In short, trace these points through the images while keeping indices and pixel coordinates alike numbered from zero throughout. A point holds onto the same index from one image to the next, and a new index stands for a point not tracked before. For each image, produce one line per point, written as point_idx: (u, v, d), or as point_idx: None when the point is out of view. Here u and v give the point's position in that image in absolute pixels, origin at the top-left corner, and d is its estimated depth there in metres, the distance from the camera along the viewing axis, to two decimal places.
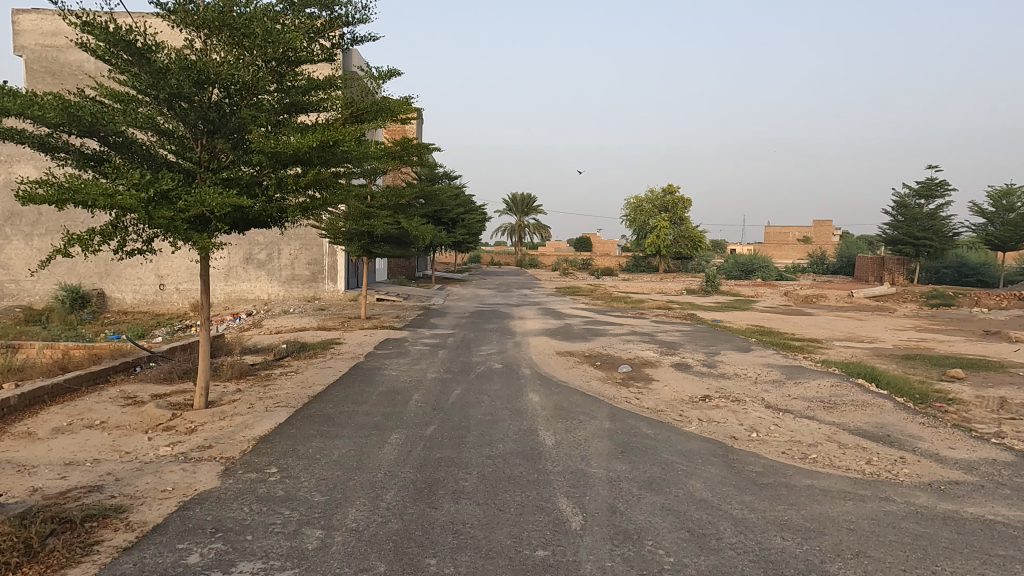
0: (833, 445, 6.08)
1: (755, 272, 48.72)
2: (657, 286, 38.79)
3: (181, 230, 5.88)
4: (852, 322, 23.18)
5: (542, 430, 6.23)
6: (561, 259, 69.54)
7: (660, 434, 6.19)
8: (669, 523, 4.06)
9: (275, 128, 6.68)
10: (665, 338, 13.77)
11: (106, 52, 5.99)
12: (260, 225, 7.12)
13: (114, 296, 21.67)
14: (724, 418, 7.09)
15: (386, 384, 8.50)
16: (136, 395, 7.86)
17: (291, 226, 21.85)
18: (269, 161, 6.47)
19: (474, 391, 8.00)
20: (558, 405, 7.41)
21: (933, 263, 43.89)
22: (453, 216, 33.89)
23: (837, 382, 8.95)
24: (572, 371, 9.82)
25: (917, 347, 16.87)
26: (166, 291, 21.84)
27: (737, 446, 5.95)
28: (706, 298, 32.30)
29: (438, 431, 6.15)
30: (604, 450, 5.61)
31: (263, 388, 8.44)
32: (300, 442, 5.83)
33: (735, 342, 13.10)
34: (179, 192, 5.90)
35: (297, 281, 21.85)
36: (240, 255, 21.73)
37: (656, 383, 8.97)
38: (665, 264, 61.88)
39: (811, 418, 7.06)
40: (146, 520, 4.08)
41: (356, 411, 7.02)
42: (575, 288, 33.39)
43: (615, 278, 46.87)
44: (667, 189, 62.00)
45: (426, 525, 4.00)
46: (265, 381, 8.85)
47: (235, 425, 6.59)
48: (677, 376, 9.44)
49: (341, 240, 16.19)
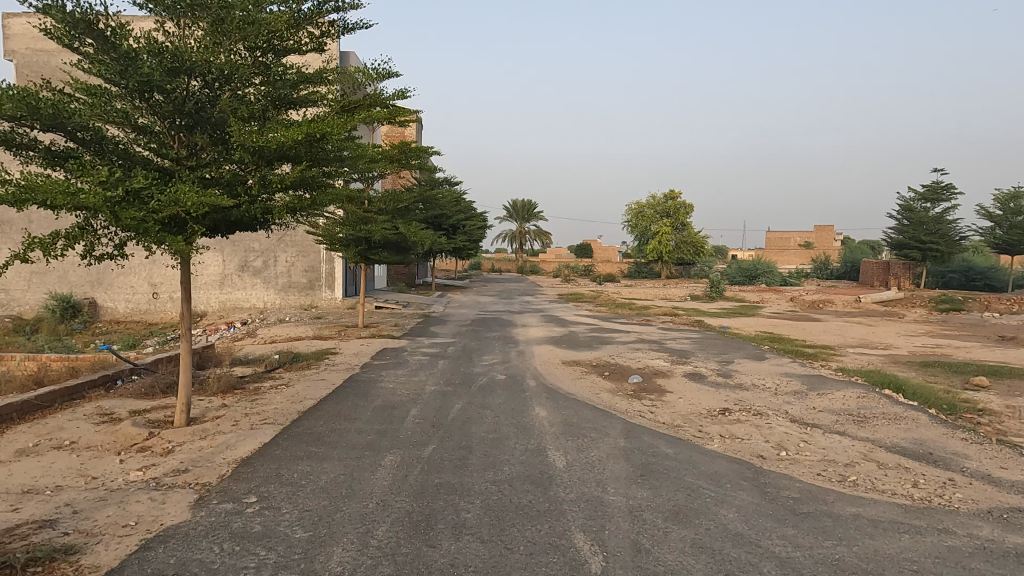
0: (872, 465, 5.53)
1: (758, 277, 48.20)
2: (660, 293, 38.21)
3: (153, 233, 5.33)
4: (863, 328, 22.63)
5: (552, 450, 5.68)
6: (563, 265, 69.19)
7: (681, 454, 5.63)
8: (703, 565, 3.51)
9: (259, 122, 6.15)
10: (674, 345, 13.22)
11: (73, 39, 5.47)
12: (245, 229, 6.57)
13: (106, 305, 21.14)
14: (747, 434, 6.53)
15: (382, 397, 7.94)
16: (113, 412, 7.32)
17: (288, 232, 21.32)
18: (252, 158, 5.94)
19: (476, 406, 7.44)
20: (566, 420, 6.85)
21: (940, 268, 43.25)
22: (453, 222, 33.50)
23: (863, 393, 8.39)
24: (580, 382, 9.28)
25: (934, 354, 16.30)
26: (160, 299, 21.23)
27: (766, 468, 5.39)
28: (711, 303, 31.81)
29: (437, 452, 5.60)
30: (622, 473, 5.05)
31: (251, 402, 7.90)
32: (285, 466, 5.28)
33: (748, 350, 12.55)
34: (152, 191, 5.37)
35: (294, 289, 21.32)
36: (236, 262, 21.23)
37: (670, 395, 8.42)
38: (667, 270, 61.49)
39: (842, 434, 6.50)
40: (99, 565, 3.52)
41: (349, 428, 6.46)
42: (577, 294, 32.99)
43: (617, 285, 46.36)
44: (669, 195, 61.77)
45: (422, 568, 3.45)
46: (254, 395, 8.31)
47: (216, 445, 6.03)
48: (691, 388, 8.89)
49: (337, 246, 15.65)
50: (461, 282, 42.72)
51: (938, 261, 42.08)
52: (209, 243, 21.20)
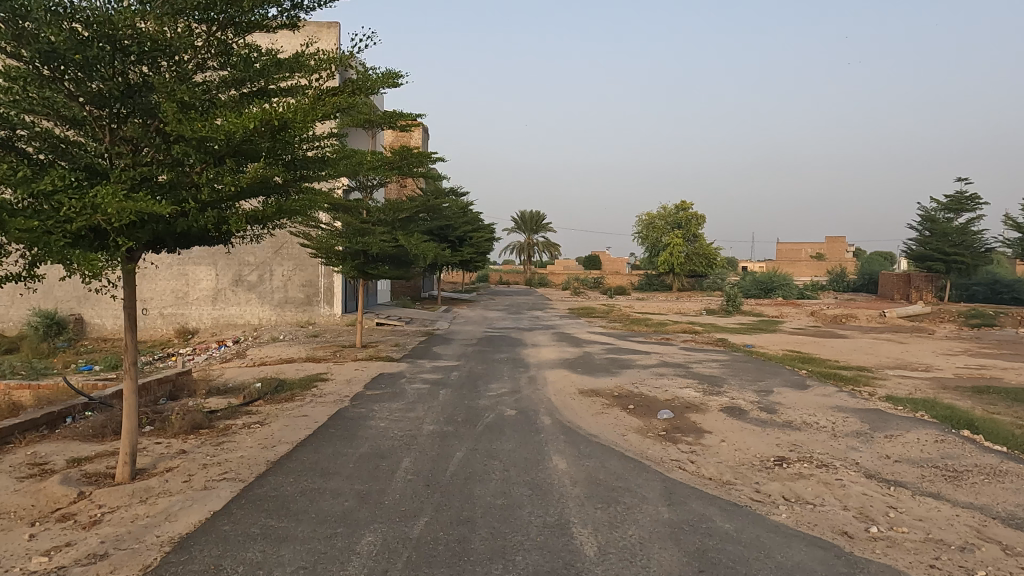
0: (996, 550, 4.23)
1: (774, 290, 46.77)
2: (674, 307, 36.88)
3: (58, 248, 4.11)
4: (895, 346, 21.24)
5: (578, 527, 4.41)
6: (572, 278, 67.96)
7: (745, 533, 4.36)
8: None
9: (212, 109, 4.93)
10: (701, 370, 11.93)
11: None
12: (202, 243, 5.36)
13: (93, 322, 20.05)
14: (818, 497, 5.24)
15: (370, 442, 6.70)
16: (47, 461, 6.10)
17: (285, 245, 20.21)
18: (198, 152, 4.70)
19: (482, 455, 6.18)
20: (592, 477, 5.58)
21: (964, 281, 41.74)
22: (459, 234, 32.39)
23: (939, 436, 7.09)
24: (602, 420, 8.00)
25: (982, 377, 14.92)
26: (149, 316, 20.12)
27: (860, 555, 4.11)
28: (729, 318, 30.47)
29: (430, 530, 4.35)
30: (674, 568, 3.78)
31: (215, 447, 6.67)
32: (231, 552, 4.03)
33: (785, 376, 11.25)
34: (60, 195, 4.17)
35: (290, 304, 20.17)
36: (229, 276, 20.12)
37: (711, 438, 7.13)
38: (679, 283, 60.19)
39: (937, 498, 5.20)
40: None
41: (323, 489, 5.22)
42: (589, 308, 31.75)
43: (628, 298, 45.09)
44: (680, 206, 60.57)
45: None
46: (222, 436, 7.08)
47: (154, 514, 4.80)
48: (733, 428, 7.59)
49: (333, 259, 14.52)
50: (468, 296, 41.59)
51: (962, 274, 40.60)
52: (202, 256, 20.11)
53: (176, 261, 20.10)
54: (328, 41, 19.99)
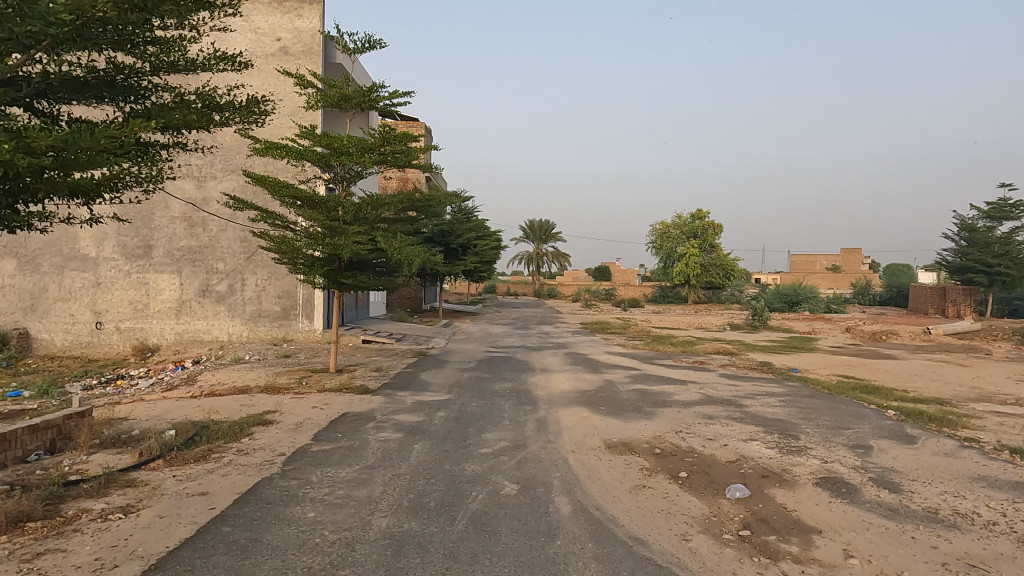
0: None
1: (800, 304, 43.85)
2: (694, 322, 34.12)
3: None
4: (961, 370, 18.43)
5: None
6: (582, 289, 65.26)
7: None
8: None
9: None
10: (759, 410, 9.23)
11: None
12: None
13: (40, 337, 17.53)
14: None
15: (276, 560, 4.07)
16: None
17: (259, 250, 17.69)
18: None
19: None
20: None
21: (1006, 294, 38.82)
22: (462, 241, 29.86)
23: None
24: (649, 505, 5.30)
25: None
26: (104, 331, 17.59)
27: None
28: (759, 336, 27.70)
29: None
30: None
31: (20, 566, 4.03)
32: None
33: (875, 421, 8.53)
34: None
35: (264, 319, 17.65)
36: (195, 285, 17.64)
37: (831, 548, 4.44)
38: (695, 295, 57.47)
39: None
40: None
41: None
42: (603, 323, 29.03)
43: (644, 311, 42.27)
44: (695, 215, 57.95)
45: None
46: (51, 538, 4.46)
47: None
48: (854, 525, 4.89)
49: (299, 267, 11.87)
50: (473, 309, 38.98)
51: (1005, 287, 37.71)
52: (165, 263, 17.65)
53: (135, 269, 17.64)
54: (311, 20, 17.70)
